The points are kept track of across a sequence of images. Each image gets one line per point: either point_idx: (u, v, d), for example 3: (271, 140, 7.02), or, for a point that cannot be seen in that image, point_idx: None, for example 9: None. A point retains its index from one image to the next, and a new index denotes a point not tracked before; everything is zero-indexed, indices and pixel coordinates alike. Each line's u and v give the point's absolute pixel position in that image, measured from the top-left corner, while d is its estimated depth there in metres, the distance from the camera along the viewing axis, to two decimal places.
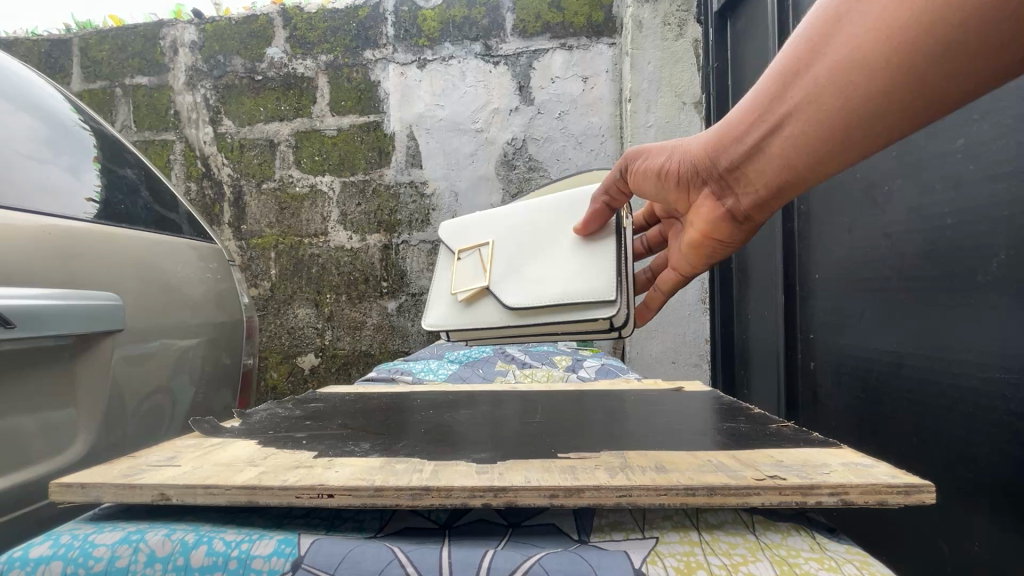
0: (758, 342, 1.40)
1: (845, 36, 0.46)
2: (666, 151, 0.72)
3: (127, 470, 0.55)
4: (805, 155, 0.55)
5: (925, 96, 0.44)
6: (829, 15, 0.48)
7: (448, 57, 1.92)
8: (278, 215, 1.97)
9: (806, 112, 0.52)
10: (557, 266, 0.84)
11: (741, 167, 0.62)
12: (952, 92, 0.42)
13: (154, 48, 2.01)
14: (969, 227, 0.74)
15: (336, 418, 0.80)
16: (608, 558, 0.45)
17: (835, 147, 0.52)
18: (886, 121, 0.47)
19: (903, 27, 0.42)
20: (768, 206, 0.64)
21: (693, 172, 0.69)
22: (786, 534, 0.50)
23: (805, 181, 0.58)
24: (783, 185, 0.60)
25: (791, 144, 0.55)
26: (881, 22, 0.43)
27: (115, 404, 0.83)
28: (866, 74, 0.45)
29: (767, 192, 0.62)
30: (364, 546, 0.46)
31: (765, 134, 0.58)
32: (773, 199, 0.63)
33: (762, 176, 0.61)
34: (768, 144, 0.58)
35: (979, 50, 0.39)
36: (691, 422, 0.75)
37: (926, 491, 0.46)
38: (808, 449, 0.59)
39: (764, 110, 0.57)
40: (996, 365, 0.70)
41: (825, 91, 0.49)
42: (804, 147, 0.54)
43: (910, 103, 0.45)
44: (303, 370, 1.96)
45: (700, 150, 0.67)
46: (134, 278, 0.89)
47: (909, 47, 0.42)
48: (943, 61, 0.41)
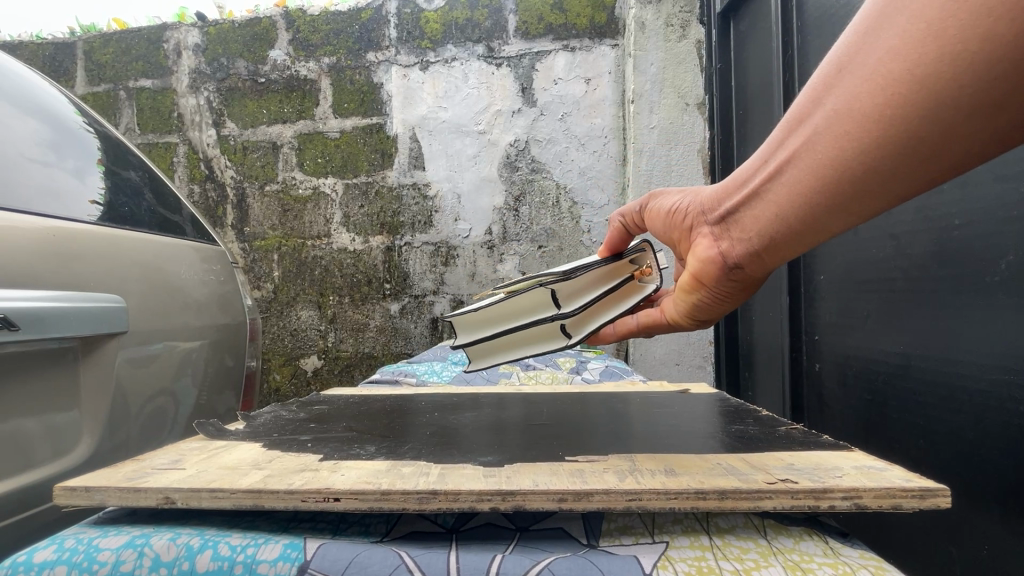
0: (763, 344, 1.39)
1: (843, 87, 0.44)
2: (667, 196, 0.68)
3: (132, 473, 0.54)
4: (801, 207, 0.50)
5: (922, 152, 0.42)
6: (830, 64, 0.46)
7: (451, 58, 1.92)
8: (281, 217, 1.97)
9: (802, 161, 0.48)
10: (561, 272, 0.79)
11: (734, 214, 0.57)
12: (949, 149, 0.41)
13: (157, 51, 2.02)
14: (978, 228, 0.73)
15: (341, 420, 0.79)
16: (618, 562, 0.44)
17: (831, 202, 0.48)
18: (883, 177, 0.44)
19: (902, 80, 0.40)
20: (762, 263, 0.57)
21: (686, 217, 0.63)
22: (798, 538, 0.49)
23: (801, 237, 0.52)
24: (777, 240, 0.54)
25: (787, 193, 0.51)
26: (879, 74, 0.42)
27: (119, 406, 0.83)
28: (862, 126, 0.43)
29: (759, 244, 0.55)
30: (371, 550, 0.46)
31: (762, 181, 0.53)
32: (766, 257, 0.56)
33: (754, 226, 0.55)
34: (763, 193, 0.53)
35: (975, 108, 0.38)
36: (698, 425, 0.74)
37: (942, 495, 0.45)
38: (819, 452, 0.58)
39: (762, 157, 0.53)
40: (1005, 367, 0.69)
41: (821, 141, 0.46)
42: (798, 198, 0.50)
43: (907, 159, 0.42)
44: (306, 372, 1.96)
45: (699, 195, 0.62)
46: (139, 281, 0.89)
47: (907, 100, 0.40)
48: (939, 119, 0.40)
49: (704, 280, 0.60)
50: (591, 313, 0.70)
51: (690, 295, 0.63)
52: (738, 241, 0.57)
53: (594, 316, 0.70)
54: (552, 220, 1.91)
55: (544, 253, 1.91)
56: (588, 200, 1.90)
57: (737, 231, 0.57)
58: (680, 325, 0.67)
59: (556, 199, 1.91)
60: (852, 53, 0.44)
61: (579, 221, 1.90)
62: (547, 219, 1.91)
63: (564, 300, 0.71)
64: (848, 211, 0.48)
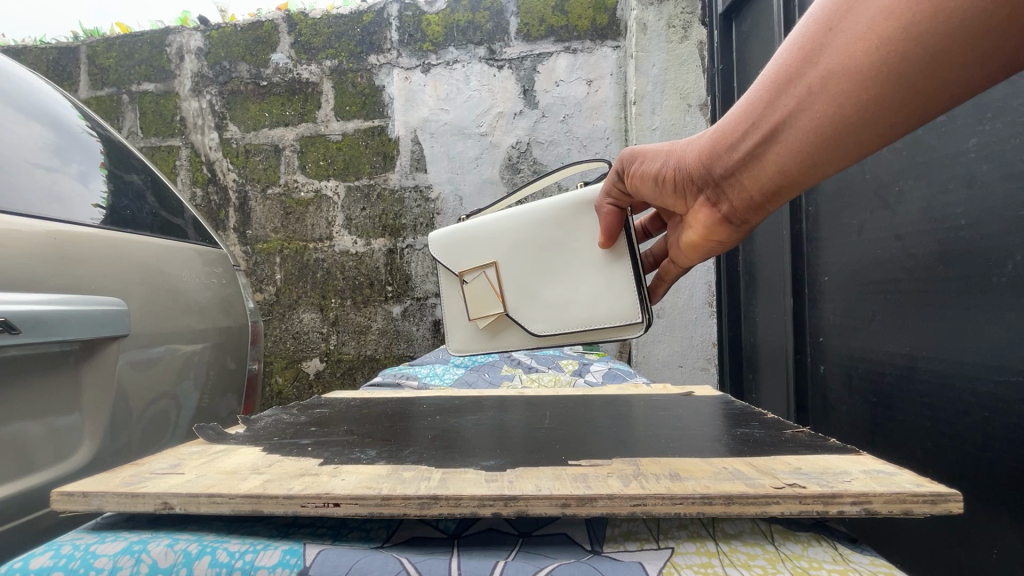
0: (767, 345, 1.38)
1: (835, 46, 0.44)
2: (661, 157, 0.68)
3: (130, 478, 0.54)
4: (799, 163, 0.52)
5: (914, 107, 0.42)
6: (820, 22, 0.45)
7: (452, 61, 1.92)
8: (283, 220, 1.97)
9: (797, 123, 0.49)
10: (577, 283, 0.89)
11: (733, 174, 0.59)
12: (940, 100, 0.41)
13: (160, 55, 2.03)
14: (984, 228, 0.72)
15: (342, 424, 0.78)
16: (622, 569, 0.44)
17: (828, 159, 0.49)
18: (876, 134, 0.45)
19: (893, 37, 0.40)
20: (765, 211, 0.61)
21: (685, 179, 0.66)
22: (806, 544, 0.48)
23: (801, 187, 0.55)
24: (778, 193, 0.57)
25: (784, 153, 0.52)
26: (870, 31, 0.41)
27: (121, 410, 0.82)
28: (856, 85, 0.43)
29: (761, 198, 0.59)
30: (371, 557, 0.45)
31: (757, 144, 0.54)
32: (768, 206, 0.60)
33: (755, 184, 0.58)
34: (759, 152, 0.55)
35: (965, 59, 0.38)
36: (703, 427, 0.73)
37: (954, 500, 0.45)
38: (826, 456, 0.57)
39: (756, 118, 0.53)
40: (1013, 368, 0.68)
41: (817, 101, 0.47)
42: (795, 156, 0.51)
43: (900, 113, 0.43)
44: (308, 375, 1.95)
45: (693, 157, 0.63)
46: (141, 283, 0.89)
47: (900, 56, 0.40)
48: (933, 72, 0.40)
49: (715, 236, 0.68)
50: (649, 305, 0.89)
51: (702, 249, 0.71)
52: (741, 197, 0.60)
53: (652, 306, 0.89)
54: None
55: None
56: None
57: (740, 191, 0.60)
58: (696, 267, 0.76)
59: None
60: (842, 11, 0.43)
61: None
62: None
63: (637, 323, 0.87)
64: (845, 162, 0.49)
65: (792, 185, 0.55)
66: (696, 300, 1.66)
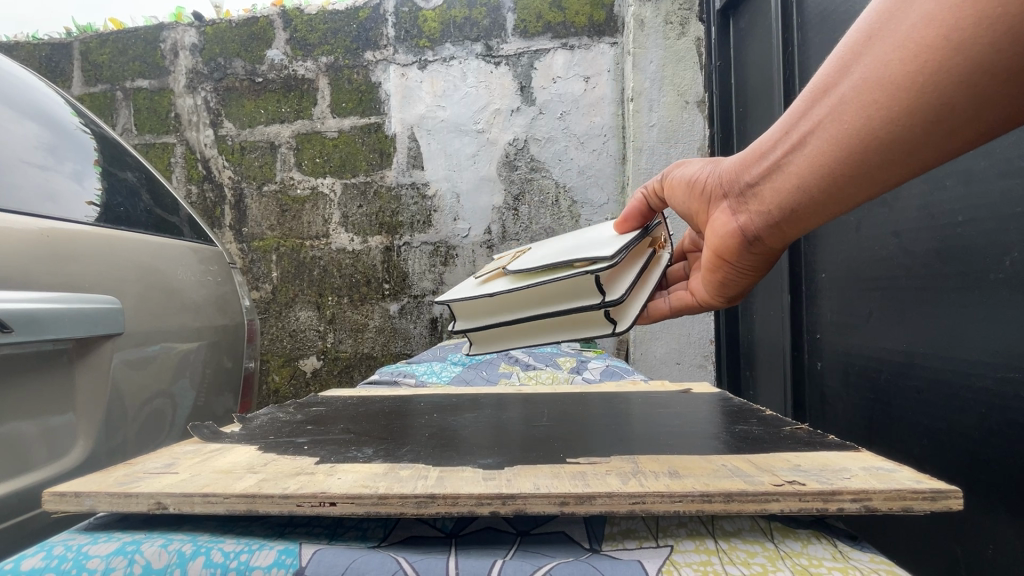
0: (765, 343, 1.38)
1: (872, 54, 0.44)
2: (694, 168, 0.68)
3: (123, 478, 0.53)
4: (822, 177, 0.50)
5: (946, 121, 0.42)
6: (861, 31, 0.45)
7: (449, 57, 1.91)
8: (279, 217, 1.96)
9: (825, 132, 0.49)
10: (581, 245, 0.74)
11: (755, 186, 0.58)
12: (975, 118, 0.41)
13: (154, 52, 2.01)
14: (982, 224, 0.72)
15: (338, 422, 0.78)
16: (621, 567, 0.43)
17: (854, 173, 0.48)
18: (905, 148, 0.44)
19: (931, 46, 0.40)
20: (782, 232, 0.58)
21: (711, 188, 0.65)
22: (806, 541, 0.48)
23: (823, 209, 0.53)
24: (799, 212, 0.55)
25: (809, 163, 0.51)
26: (910, 40, 0.41)
27: (115, 409, 0.81)
28: (890, 94, 0.43)
29: (779, 216, 0.56)
30: (368, 556, 0.45)
31: (784, 154, 0.54)
32: (787, 228, 0.57)
33: (774, 198, 0.56)
34: (785, 162, 0.54)
35: (999, 76, 0.38)
36: (701, 425, 0.73)
37: (954, 497, 0.44)
38: (825, 453, 0.57)
39: (790, 128, 0.53)
40: (1011, 364, 0.68)
41: (848, 110, 0.46)
42: (818, 169, 0.50)
43: (933, 127, 0.42)
44: (305, 373, 1.95)
45: (724, 167, 0.63)
46: (136, 282, 0.88)
47: (936, 65, 0.40)
48: (969, 86, 0.39)
49: (725, 256, 0.64)
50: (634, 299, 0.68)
51: (714, 272, 0.67)
52: (758, 211, 0.58)
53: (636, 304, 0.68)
54: (551, 220, 1.90)
55: None
56: (587, 199, 1.89)
57: (757, 204, 0.58)
58: (710, 300, 0.71)
59: (555, 198, 1.89)
60: (883, 20, 0.43)
61: (579, 220, 1.89)
62: (546, 218, 1.90)
63: (608, 288, 0.66)
64: (872, 180, 0.48)
65: (814, 203, 0.53)
66: None
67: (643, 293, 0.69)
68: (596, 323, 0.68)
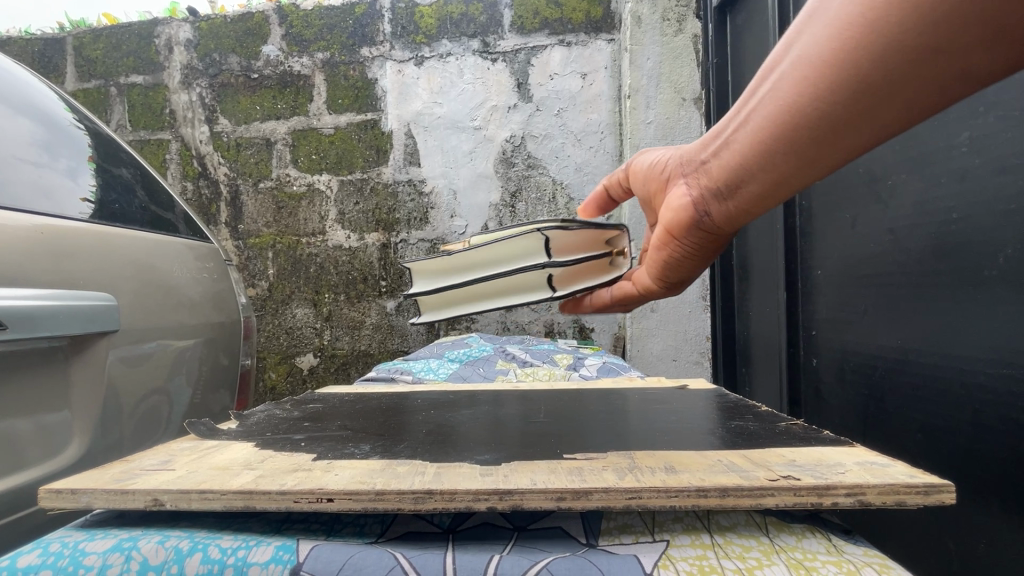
0: (760, 339, 1.38)
1: (810, 30, 0.46)
2: (657, 154, 0.70)
3: (120, 475, 0.53)
4: (760, 151, 0.52)
5: (871, 97, 0.43)
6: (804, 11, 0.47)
7: (446, 53, 1.91)
8: (275, 214, 1.95)
9: (764, 109, 0.50)
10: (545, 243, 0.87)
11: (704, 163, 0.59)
12: (899, 95, 0.43)
13: (148, 47, 2.00)
14: (976, 221, 0.73)
15: (335, 419, 0.78)
16: (618, 562, 0.44)
17: (788, 147, 0.50)
18: (834, 124, 0.46)
19: (859, 21, 0.42)
20: (724, 211, 0.59)
21: (668, 171, 0.66)
22: (800, 536, 0.49)
23: (762, 187, 0.54)
24: (739, 188, 0.56)
25: (750, 138, 0.53)
26: (840, 17, 0.43)
27: (111, 406, 0.81)
28: (819, 68, 0.45)
29: (722, 192, 0.57)
30: (365, 552, 0.45)
31: (731, 131, 0.55)
32: (738, 208, 0.58)
33: (719, 174, 0.57)
34: (733, 139, 0.55)
35: (920, 51, 0.40)
36: (697, 421, 0.73)
37: (947, 491, 0.45)
38: (820, 448, 0.58)
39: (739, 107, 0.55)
40: (1005, 360, 0.69)
41: (784, 85, 0.48)
42: (757, 144, 0.52)
43: (858, 102, 0.44)
44: (302, 370, 1.94)
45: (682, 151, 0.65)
46: (131, 278, 0.88)
47: (862, 40, 0.42)
48: (891, 61, 0.41)
49: (670, 238, 0.64)
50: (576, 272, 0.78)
51: (660, 255, 0.66)
52: (705, 189, 0.59)
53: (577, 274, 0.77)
54: (548, 216, 1.89)
55: None
56: (585, 196, 1.89)
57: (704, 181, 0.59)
58: (654, 288, 0.70)
59: (552, 195, 1.89)
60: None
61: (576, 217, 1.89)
62: (543, 215, 1.89)
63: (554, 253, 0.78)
64: (806, 157, 0.50)
65: (762, 180, 0.54)
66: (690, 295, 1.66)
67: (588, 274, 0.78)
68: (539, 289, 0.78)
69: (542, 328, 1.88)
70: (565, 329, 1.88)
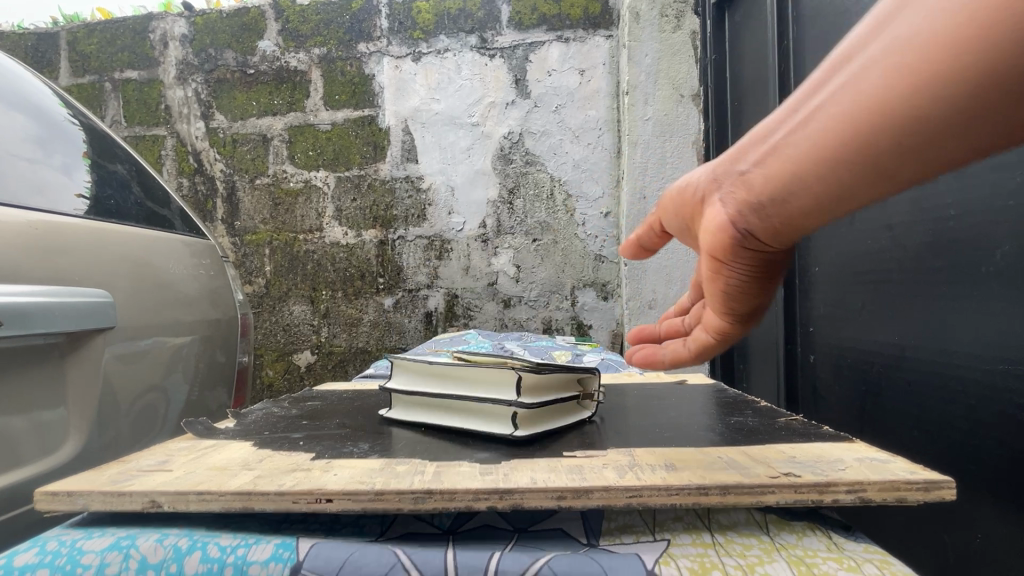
0: (758, 336, 1.39)
1: (912, 10, 0.33)
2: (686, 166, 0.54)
3: (116, 474, 0.53)
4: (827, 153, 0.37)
5: (996, 93, 0.30)
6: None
7: (443, 49, 1.90)
8: (272, 211, 1.94)
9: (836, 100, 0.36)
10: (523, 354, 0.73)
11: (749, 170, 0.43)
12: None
13: (143, 42, 1.98)
14: (974, 218, 0.73)
15: (334, 417, 0.78)
16: (619, 559, 0.44)
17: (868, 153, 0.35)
18: (937, 126, 0.32)
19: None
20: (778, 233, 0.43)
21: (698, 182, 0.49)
22: (801, 533, 0.49)
23: (825, 206, 0.39)
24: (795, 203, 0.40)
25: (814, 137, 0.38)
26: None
27: (107, 404, 0.81)
28: (929, 50, 0.31)
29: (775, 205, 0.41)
30: (365, 549, 0.45)
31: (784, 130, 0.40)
32: (790, 224, 0.42)
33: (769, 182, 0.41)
34: (788, 139, 0.39)
35: None
36: (697, 418, 0.73)
37: (947, 488, 0.45)
38: (819, 445, 0.58)
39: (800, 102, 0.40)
40: (1002, 357, 0.69)
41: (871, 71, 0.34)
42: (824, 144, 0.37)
43: (979, 100, 0.31)
44: (299, 367, 1.94)
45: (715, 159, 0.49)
46: (127, 276, 0.87)
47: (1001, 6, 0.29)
48: None
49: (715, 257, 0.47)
50: (544, 417, 0.64)
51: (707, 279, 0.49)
52: (748, 201, 0.43)
53: (544, 421, 0.64)
54: (546, 213, 1.88)
55: (538, 246, 1.88)
56: (583, 192, 1.88)
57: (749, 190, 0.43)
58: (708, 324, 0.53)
59: (550, 191, 1.88)
60: None
61: (574, 214, 1.88)
62: (541, 211, 1.88)
63: (527, 393, 0.62)
64: (883, 173, 0.36)
65: (821, 211, 0.40)
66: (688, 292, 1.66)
67: (552, 424, 0.65)
68: (498, 424, 0.63)
69: (540, 325, 1.88)
70: (563, 326, 1.88)
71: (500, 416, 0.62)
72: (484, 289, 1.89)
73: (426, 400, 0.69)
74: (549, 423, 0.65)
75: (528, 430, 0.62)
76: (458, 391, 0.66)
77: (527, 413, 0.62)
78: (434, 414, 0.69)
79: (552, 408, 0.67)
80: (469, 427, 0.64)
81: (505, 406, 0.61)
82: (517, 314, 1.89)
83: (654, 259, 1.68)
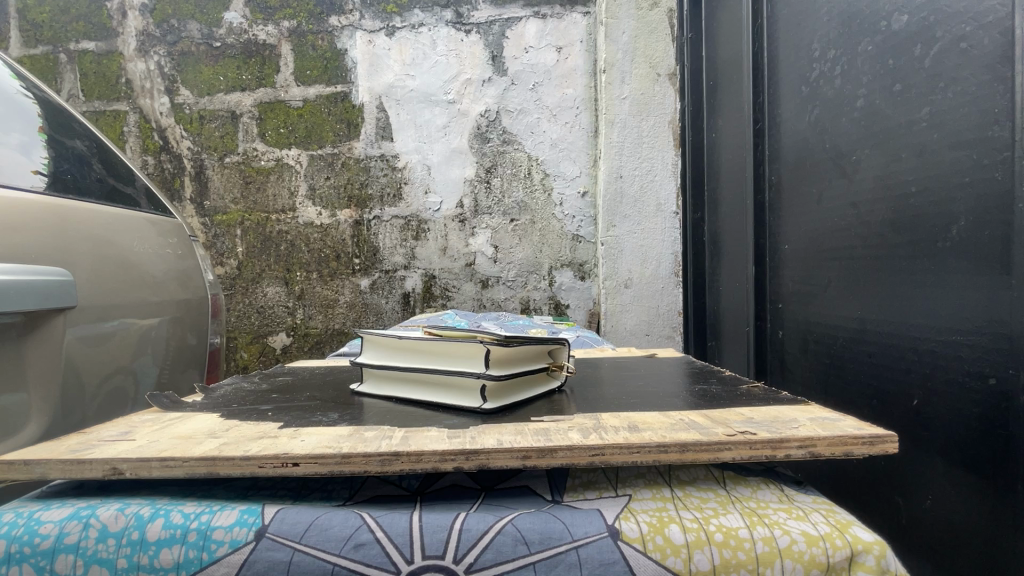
0: (730, 312, 1.42)
1: None
2: None
3: (76, 446, 0.52)
4: None
5: None
6: None
7: (418, 24, 1.86)
8: (243, 190, 1.89)
9: None
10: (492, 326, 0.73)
11: None
12: None
13: (100, 11, 1.89)
14: (933, 194, 0.75)
15: (305, 390, 0.77)
16: (581, 516, 0.45)
17: None
18: None
19: None
20: None
21: None
22: (755, 487, 0.52)
23: None
24: None
25: None
26: None
27: (70, 385, 0.78)
28: None
29: None
30: (332, 513, 0.46)
31: None
32: None
33: None
34: None
35: None
36: (664, 386, 0.75)
37: (890, 442, 0.47)
38: (776, 406, 0.60)
39: None
40: (954, 329, 0.71)
41: None
42: None
43: None
44: (274, 349, 1.91)
45: None
46: (87, 253, 0.84)
47: None
48: None
49: None
50: (510, 389, 0.65)
51: None
52: None
53: (511, 394, 0.65)
54: (524, 193, 1.87)
55: (516, 226, 1.87)
56: (560, 171, 1.87)
57: None
58: None
59: (528, 170, 1.87)
60: None
61: (551, 193, 1.87)
62: (518, 191, 1.87)
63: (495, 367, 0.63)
64: None
65: None
66: (663, 270, 1.68)
67: (518, 396, 0.66)
68: (465, 397, 0.63)
69: (518, 305, 1.89)
70: (541, 306, 1.89)
71: (468, 389, 0.63)
72: (462, 270, 1.88)
73: (394, 372, 0.69)
74: (516, 395, 0.66)
75: (493, 401, 0.62)
76: (426, 365, 0.66)
77: (496, 385, 0.62)
78: (401, 386, 0.69)
79: (520, 379, 0.67)
80: (438, 400, 0.65)
81: (472, 378, 0.61)
82: (495, 295, 1.88)
83: (629, 239, 1.69)
